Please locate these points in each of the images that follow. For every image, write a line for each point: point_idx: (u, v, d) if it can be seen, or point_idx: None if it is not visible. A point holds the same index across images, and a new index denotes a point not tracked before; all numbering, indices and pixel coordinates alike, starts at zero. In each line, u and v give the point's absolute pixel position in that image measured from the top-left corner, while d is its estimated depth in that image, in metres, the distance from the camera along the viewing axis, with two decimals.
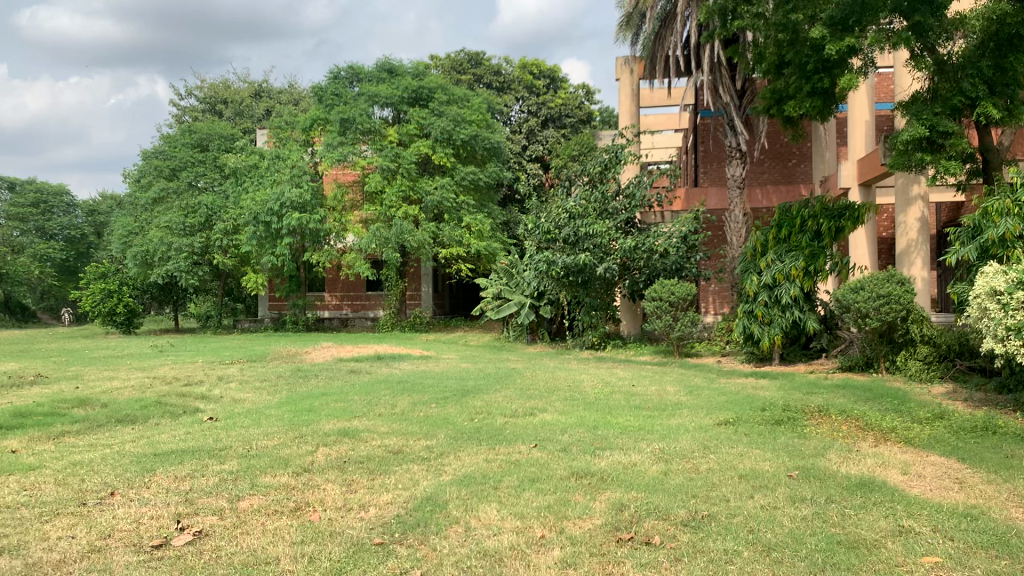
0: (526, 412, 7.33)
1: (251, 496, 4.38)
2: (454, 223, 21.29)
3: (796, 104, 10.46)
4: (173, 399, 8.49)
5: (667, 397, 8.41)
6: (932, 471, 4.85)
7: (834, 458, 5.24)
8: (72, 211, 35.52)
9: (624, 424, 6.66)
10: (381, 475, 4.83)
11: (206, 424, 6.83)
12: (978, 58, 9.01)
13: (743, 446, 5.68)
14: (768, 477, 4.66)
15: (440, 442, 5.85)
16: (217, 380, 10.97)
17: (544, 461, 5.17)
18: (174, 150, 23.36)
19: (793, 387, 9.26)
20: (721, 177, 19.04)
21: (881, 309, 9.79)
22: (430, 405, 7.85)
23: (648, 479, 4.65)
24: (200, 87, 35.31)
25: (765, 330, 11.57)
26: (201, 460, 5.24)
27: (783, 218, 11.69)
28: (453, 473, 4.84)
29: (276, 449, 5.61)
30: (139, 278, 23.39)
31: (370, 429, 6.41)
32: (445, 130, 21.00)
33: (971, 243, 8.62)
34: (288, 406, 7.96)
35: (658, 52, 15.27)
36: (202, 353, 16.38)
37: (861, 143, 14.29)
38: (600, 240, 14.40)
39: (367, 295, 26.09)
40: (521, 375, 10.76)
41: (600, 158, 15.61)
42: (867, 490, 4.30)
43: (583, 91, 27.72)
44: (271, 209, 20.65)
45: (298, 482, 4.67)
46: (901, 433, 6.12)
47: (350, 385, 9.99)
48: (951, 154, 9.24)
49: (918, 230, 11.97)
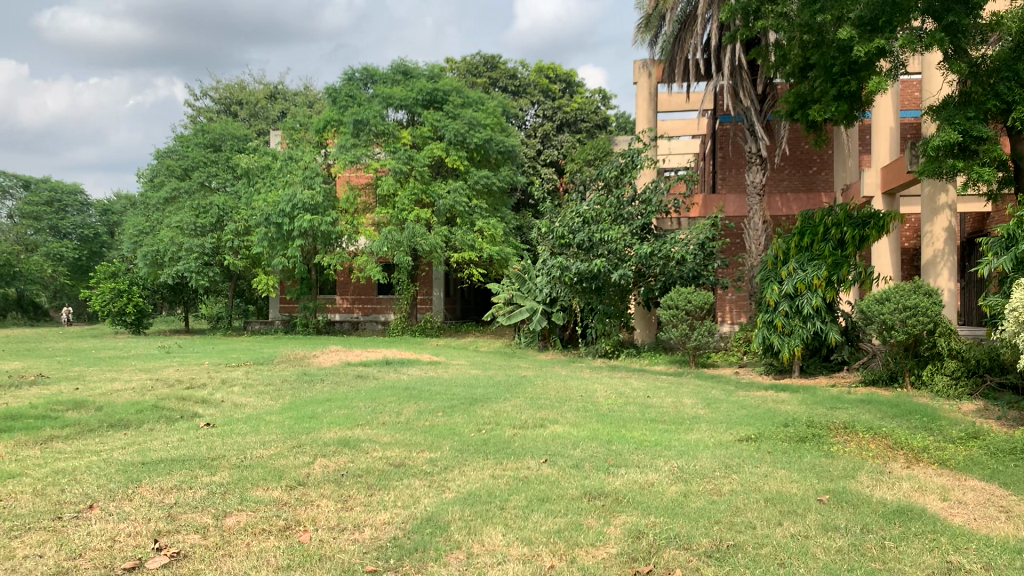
0: (537, 424, 7.00)
1: (238, 513, 4.07)
2: (466, 227, 20.99)
3: (821, 109, 10.04)
4: (172, 403, 8.21)
5: (684, 410, 8.07)
6: (974, 498, 4.48)
7: (866, 481, 4.88)
8: (86, 210, 35.46)
9: (640, 439, 6.32)
10: (380, 490, 4.52)
11: (203, 431, 6.54)
12: (1014, 60, 8.65)
13: (767, 465, 5.33)
14: (796, 501, 4.31)
15: (445, 455, 5.51)
16: (220, 383, 10.70)
17: (555, 479, 4.84)
18: (187, 150, 23.19)
19: (816, 402, 8.89)
20: (740, 183, 18.67)
21: (908, 321, 9.39)
22: (437, 414, 7.54)
23: (667, 501, 4.32)
24: (215, 88, 35.25)
25: (785, 341, 11.17)
26: (190, 471, 4.94)
27: (805, 225, 11.33)
28: (457, 491, 4.52)
29: (271, 460, 5.32)
30: (150, 279, 23.26)
31: (372, 439, 6.11)
32: (459, 133, 20.68)
33: (1005, 253, 8.26)
34: (290, 413, 7.66)
35: (677, 55, 14.97)
36: (208, 355, 16.16)
37: (885, 150, 13.91)
38: (615, 245, 14.05)
39: (379, 299, 25.86)
40: (532, 383, 10.45)
41: (616, 163, 15.29)
42: (907, 519, 3.95)
43: (599, 96, 27.49)
44: (282, 211, 20.43)
45: (290, 497, 4.36)
46: (935, 454, 5.75)
47: (355, 390, 9.68)
48: (985, 161, 8.86)
49: (944, 240, 11.56)
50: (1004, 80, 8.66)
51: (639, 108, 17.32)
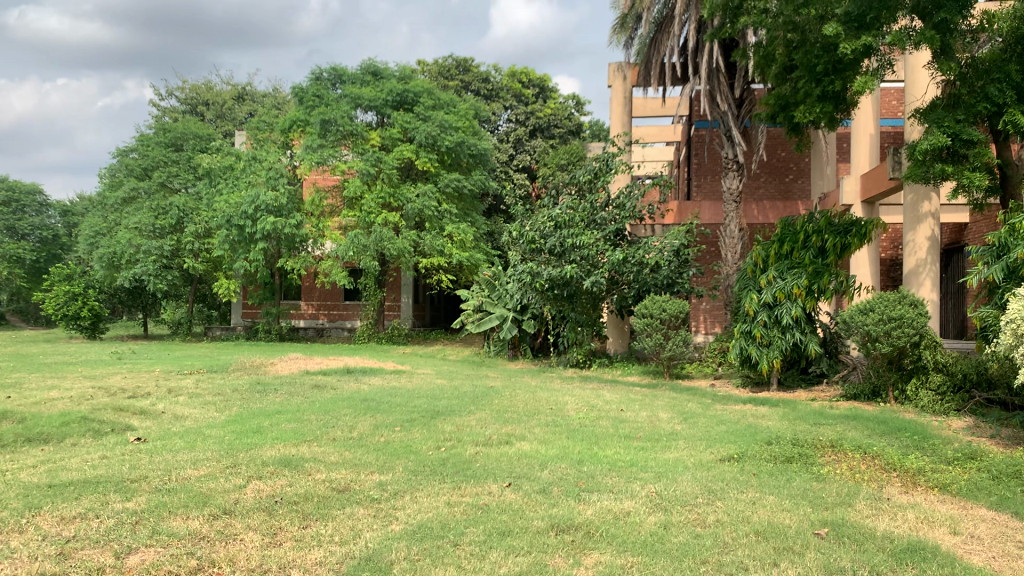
0: (502, 441, 6.45)
1: (145, 550, 3.46)
2: (436, 232, 20.38)
3: (805, 110, 9.52)
4: (105, 414, 7.51)
5: (660, 426, 7.53)
6: (988, 531, 4.00)
7: (865, 509, 4.39)
8: (45, 210, 34.27)
9: (614, 459, 5.78)
10: (317, 520, 3.94)
11: (130, 447, 5.88)
12: (1005, 62, 8.27)
13: (753, 490, 4.81)
14: (792, 536, 3.79)
15: (397, 478, 4.93)
16: (167, 393, 9.99)
17: (519, 507, 4.27)
18: (148, 148, 22.33)
19: (797, 417, 8.39)
20: (715, 190, 18.30)
21: (893, 333, 8.92)
22: (394, 429, 6.94)
23: (645, 536, 3.77)
24: (181, 88, 34.38)
25: (763, 352, 10.67)
26: (101, 496, 4.30)
27: (784, 233, 10.88)
28: (405, 522, 3.94)
29: (199, 482, 4.70)
30: (106, 282, 22.38)
31: (318, 458, 5.50)
32: (429, 136, 20.09)
33: (997, 262, 7.82)
34: (234, 426, 7.02)
35: (654, 57, 14.54)
36: (161, 362, 15.39)
37: (865, 157, 13.56)
38: (588, 251, 13.53)
39: (345, 306, 25.14)
40: (499, 394, 9.91)
41: (590, 166, 14.80)
42: (919, 559, 3.46)
43: (573, 102, 27.11)
44: (244, 213, 19.70)
45: (210, 529, 3.76)
46: (933, 476, 5.30)
47: (310, 401, 9.05)
48: (975, 166, 8.46)
49: (927, 250, 11.18)
50: (995, 82, 8.26)
51: (614, 111, 16.84)
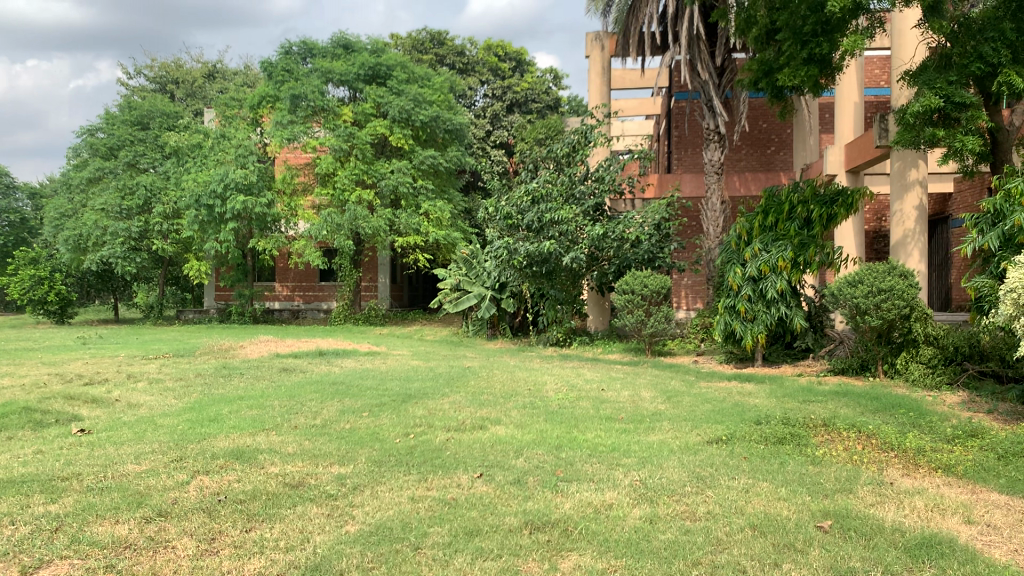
0: (476, 425, 6.04)
1: (58, 563, 3.04)
2: (411, 210, 19.82)
3: (790, 74, 9.02)
4: (54, 404, 7.02)
5: (643, 406, 7.15)
6: (1003, 519, 3.66)
7: (868, 497, 4.01)
8: (12, 193, 33.48)
9: (594, 443, 5.37)
10: (262, 522, 3.53)
11: (71, 441, 5.42)
12: (998, 20, 7.84)
13: (746, 476, 4.42)
14: (791, 529, 3.42)
15: (358, 470, 4.51)
16: (125, 379, 9.45)
17: (489, 501, 3.87)
18: (113, 126, 21.56)
19: (785, 395, 8.04)
20: (697, 163, 17.93)
21: (882, 305, 8.55)
22: (362, 414, 6.52)
23: (626, 532, 3.39)
24: (150, 66, 33.43)
25: (747, 327, 10.34)
26: (22, 498, 3.84)
27: (769, 203, 10.47)
28: (362, 523, 3.52)
29: (137, 479, 4.25)
30: (73, 265, 21.68)
31: (274, 449, 5.07)
32: (403, 110, 19.50)
33: (993, 230, 7.41)
34: (190, 415, 6.54)
35: (632, 26, 14.00)
36: (127, 346, 14.83)
37: (849, 126, 13.17)
38: (566, 226, 13.09)
39: (321, 286, 24.61)
40: (476, 376, 9.49)
41: (568, 139, 14.36)
42: (936, 556, 3.09)
43: (551, 75, 26.58)
44: (213, 191, 19.07)
45: (138, 536, 3.32)
46: (934, 456, 4.96)
47: (276, 386, 8.60)
48: (969, 129, 8.02)
49: (915, 219, 10.85)
50: (989, 41, 7.82)
51: (592, 83, 16.36)
